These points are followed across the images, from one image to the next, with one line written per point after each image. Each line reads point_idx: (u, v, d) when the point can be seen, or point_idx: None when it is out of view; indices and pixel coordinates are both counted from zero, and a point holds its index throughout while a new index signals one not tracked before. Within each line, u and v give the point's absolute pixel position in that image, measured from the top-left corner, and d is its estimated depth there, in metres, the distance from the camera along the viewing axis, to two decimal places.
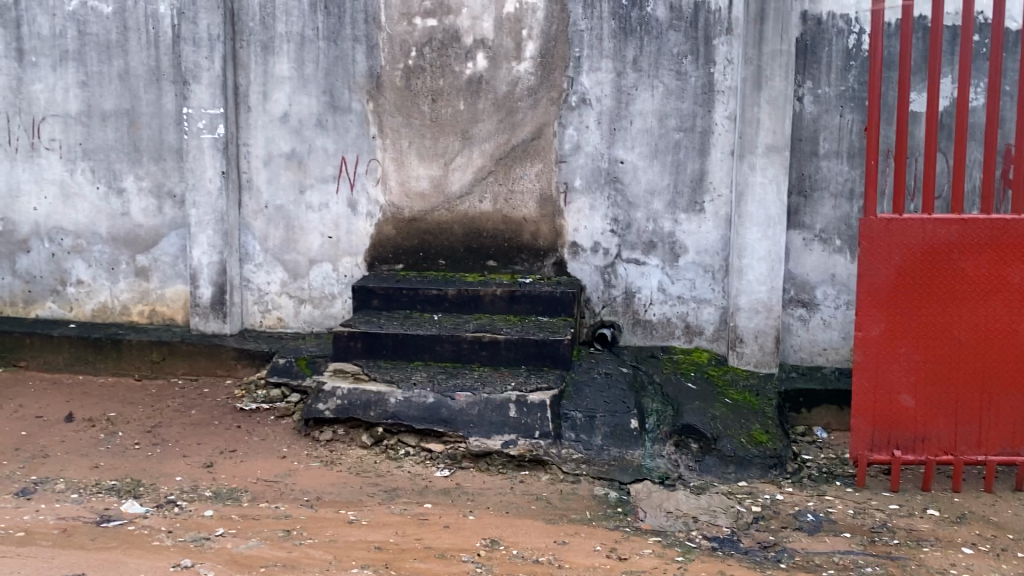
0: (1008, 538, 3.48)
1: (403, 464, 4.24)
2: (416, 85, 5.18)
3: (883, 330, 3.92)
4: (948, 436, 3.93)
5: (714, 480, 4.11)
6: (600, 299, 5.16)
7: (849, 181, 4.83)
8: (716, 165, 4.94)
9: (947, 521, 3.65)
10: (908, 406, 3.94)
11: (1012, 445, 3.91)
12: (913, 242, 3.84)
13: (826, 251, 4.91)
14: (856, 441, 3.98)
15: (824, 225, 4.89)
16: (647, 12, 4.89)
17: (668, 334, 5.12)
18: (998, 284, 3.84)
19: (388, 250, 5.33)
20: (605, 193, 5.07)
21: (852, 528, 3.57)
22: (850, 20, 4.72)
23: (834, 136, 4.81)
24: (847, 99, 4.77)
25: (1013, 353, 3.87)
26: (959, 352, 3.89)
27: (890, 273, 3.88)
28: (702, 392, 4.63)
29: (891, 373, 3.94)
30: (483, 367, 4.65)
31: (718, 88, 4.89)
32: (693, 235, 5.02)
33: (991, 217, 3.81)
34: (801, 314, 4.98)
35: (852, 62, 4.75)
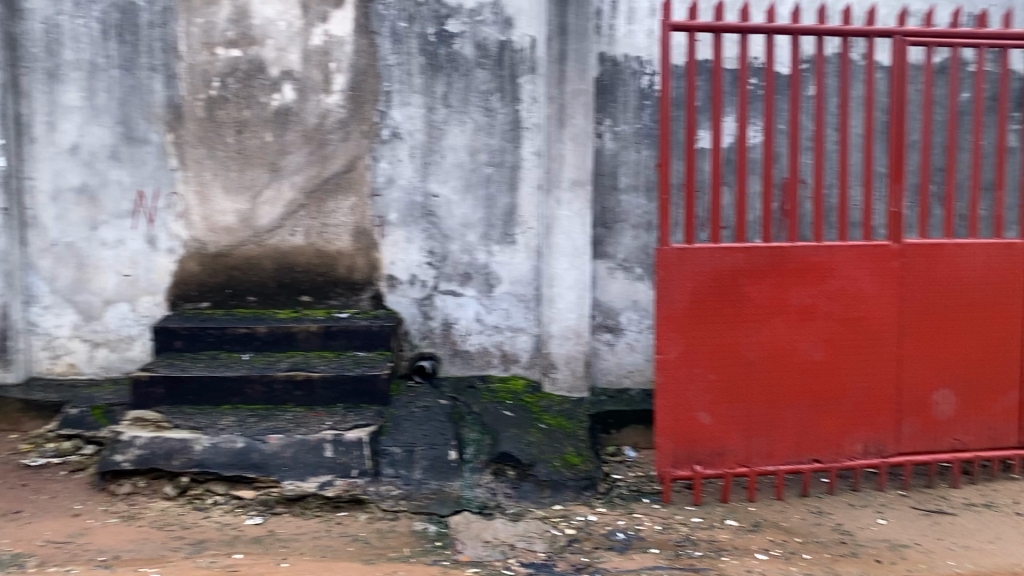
0: (795, 541, 3.76)
1: (211, 514, 4.03)
2: (219, 115, 5.00)
3: (681, 352, 4.15)
4: (742, 449, 4.22)
5: (531, 505, 4.18)
6: (418, 331, 5.14)
7: (647, 213, 5.13)
8: (526, 199, 5.09)
9: (744, 530, 3.90)
10: (706, 422, 4.19)
11: (797, 454, 4.26)
12: (704, 270, 4.12)
13: (628, 279, 5.16)
14: (661, 459, 4.18)
15: (626, 255, 5.15)
16: (454, 49, 4.99)
17: (485, 364, 5.18)
18: (779, 306, 4.19)
19: (192, 287, 5.08)
20: (420, 226, 5.10)
21: (659, 544, 3.74)
22: (643, 62, 5.03)
23: (632, 171, 5.09)
24: (642, 135, 5.06)
25: (794, 369, 4.22)
26: (749, 370, 4.19)
27: (685, 298, 4.13)
28: (519, 419, 4.70)
29: (690, 392, 4.18)
30: (297, 407, 4.51)
31: (524, 125, 5.05)
32: (506, 266, 5.13)
33: (770, 245, 4.16)
34: (608, 339, 5.20)
35: (646, 101, 5.06)
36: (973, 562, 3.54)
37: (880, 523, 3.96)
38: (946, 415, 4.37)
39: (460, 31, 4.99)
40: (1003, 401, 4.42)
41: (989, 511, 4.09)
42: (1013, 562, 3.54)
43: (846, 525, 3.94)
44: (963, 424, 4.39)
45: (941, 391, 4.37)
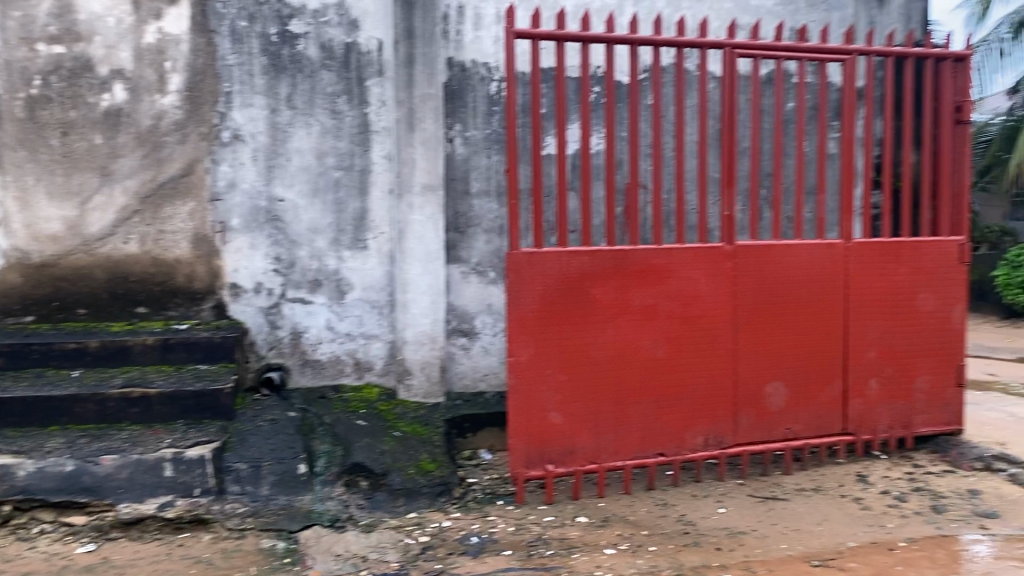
0: (642, 534, 3.89)
1: (37, 544, 3.75)
2: (41, 116, 4.67)
3: (531, 353, 4.20)
4: (591, 446, 4.32)
5: (384, 515, 4.12)
6: (265, 341, 4.98)
7: (499, 218, 5.18)
8: (376, 203, 5.02)
9: (594, 525, 3.99)
10: (556, 422, 4.26)
11: (643, 449, 4.41)
12: (551, 273, 4.19)
13: (482, 283, 5.19)
14: (513, 460, 4.22)
15: (479, 259, 5.17)
16: (298, 50, 4.87)
17: (338, 373, 5.06)
18: (624, 307, 4.32)
19: (14, 300, 4.72)
20: (265, 232, 4.93)
21: (512, 545, 3.78)
22: (491, 68, 5.07)
23: (483, 176, 5.12)
24: (492, 141, 5.10)
25: (639, 367, 4.36)
26: (597, 369, 4.30)
27: (533, 301, 4.18)
28: (371, 428, 4.63)
29: (541, 393, 4.23)
30: (134, 425, 4.28)
31: (373, 128, 4.98)
32: (357, 271, 5.04)
33: (614, 248, 4.29)
34: (463, 343, 5.21)
35: (494, 107, 5.10)
36: (803, 544, 3.76)
37: (720, 512, 4.15)
38: (778, 405, 4.64)
39: (304, 32, 4.87)
40: (828, 390, 4.73)
41: (817, 495, 4.37)
42: (837, 541, 3.79)
43: (689, 516, 4.11)
44: (793, 414, 4.67)
45: (773, 383, 4.63)
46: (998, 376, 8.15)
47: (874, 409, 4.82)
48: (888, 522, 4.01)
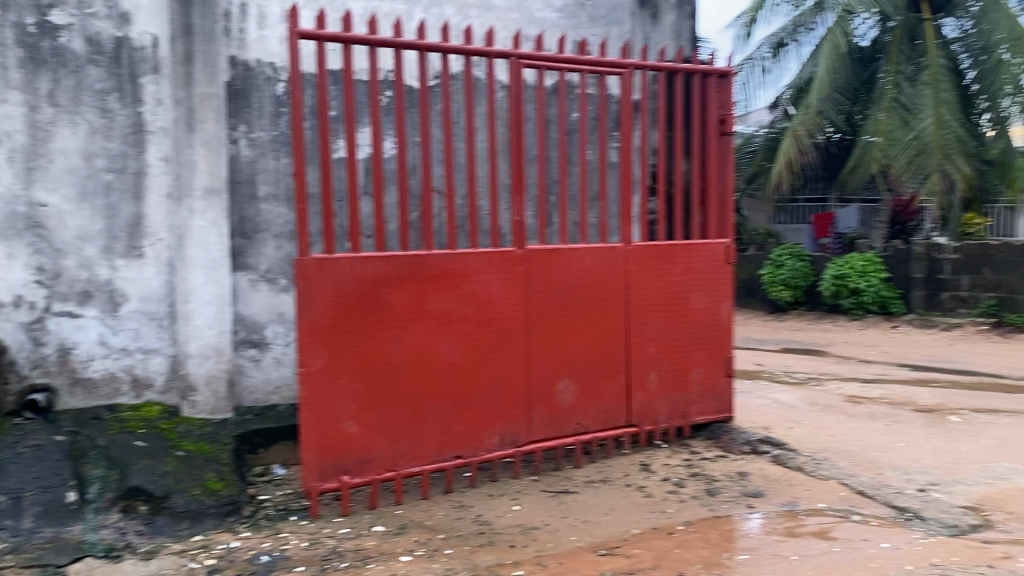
0: (438, 538, 3.90)
1: None
2: None
3: (325, 363, 4.08)
4: (388, 454, 4.27)
5: (166, 540, 3.84)
6: (28, 359, 4.47)
7: (288, 223, 5.04)
8: (154, 208, 4.69)
9: (390, 534, 3.96)
10: (352, 432, 4.17)
11: (440, 453, 4.42)
12: (344, 280, 4.11)
13: (272, 291, 5.03)
14: (307, 474, 4.08)
15: (268, 266, 5.00)
16: (60, 43, 4.46)
17: (114, 391, 4.67)
18: (418, 312, 4.32)
19: None
20: (25, 240, 4.43)
21: (305, 561, 3.67)
22: (277, 69, 4.94)
23: (270, 179, 4.96)
24: (280, 143, 4.96)
25: (434, 371, 4.37)
26: (392, 376, 4.26)
27: (325, 309, 4.08)
28: (152, 449, 4.34)
29: (335, 403, 4.12)
30: None
31: (148, 128, 4.66)
32: (133, 281, 4.68)
33: (406, 253, 4.28)
34: (253, 355, 5.00)
35: (281, 108, 4.96)
36: (591, 534, 3.93)
37: (514, 509, 4.25)
38: (568, 402, 4.82)
39: (68, 24, 4.47)
40: (613, 385, 4.96)
41: (605, 486, 4.57)
42: (622, 529, 3.99)
43: (485, 516, 4.17)
44: (582, 409, 4.87)
45: (563, 381, 4.79)
46: (764, 366, 8.92)
47: (655, 401, 5.12)
48: (668, 507, 4.27)
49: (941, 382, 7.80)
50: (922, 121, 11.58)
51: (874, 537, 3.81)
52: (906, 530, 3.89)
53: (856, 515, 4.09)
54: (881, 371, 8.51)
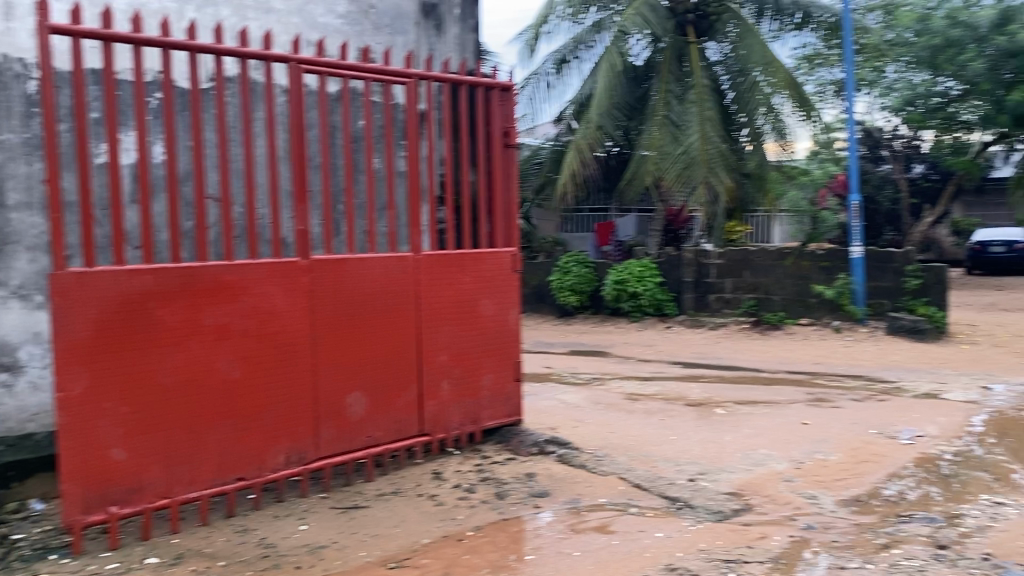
0: (218, 566, 3.70)
1: None
2: None
3: (86, 386, 3.76)
4: (162, 480, 4.00)
5: None
6: None
7: (43, 233, 4.60)
8: None
9: (165, 565, 3.72)
10: (120, 459, 3.86)
11: (220, 476, 4.20)
12: (106, 295, 3.81)
13: (25, 309, 4.56)
14: (68, 508, 3.73)
15: (20, 281, 4.54)
16: None
17: None
18: (192, 327, 4.08)
19: None
20: None
21: None
22: (26, 66, 4.51)
23: (22, 186, 4.51)
24: (32, 147, 4.52)
25: (211, 390, 4.15)
26: (164, 397, 4.00)
27: (86, 328, 3.76)
28: None
29: (101, 429, 3.81)
30: None
31: None
32: None
33: (177, 266, 4.04)
34: (4, 380, 4.51)
35: (33, 109, 4.52)
36: (380, 549, 3.88)
37: (301, 529, 4.12)
38: (357, 415, 4.73)
39: None
40: (403, 396, 4.93)
41: (396, 497, 4.54)
42: (412, 540, 3.98)
43: (269, 538, 4.02)
44: (372, 421, 4.80)
45: (352, 394, 4.70)
46: (552, 368, 9.23)
47: (446, 409, 5.14)
48: (458, 514, 4.30)
49: (708, 377, 8.46)
50: (689, 137, 12.49)
51: (649, 527, 4.04)
52: (678, 518, 4.15)
53: (633, 508, 4.32)
54: (658, 369, 9.08)
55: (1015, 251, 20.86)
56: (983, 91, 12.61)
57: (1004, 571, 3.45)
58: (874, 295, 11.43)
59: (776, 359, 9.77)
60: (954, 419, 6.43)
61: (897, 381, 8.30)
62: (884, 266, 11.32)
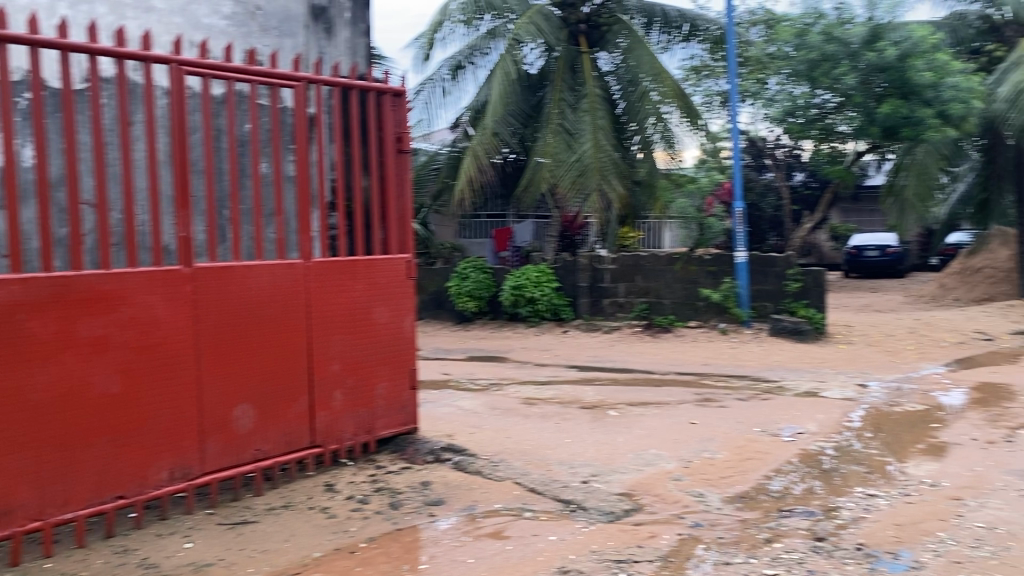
0: None
1: None
2: None
3: None
4: (34, 503, 3.78)
5: None
6: None
7: None
8: None
9: None
10: None
11: (98, 495, 4.00)
12: None
13: None
14: None
15: None
16: None
17: None
18: (67, 340, 3.88)
19: None
20: None
21: None
22: None
23: None
24: None
25: (88, 406, 3.95)
26: (35, 414, 3.78)
27: None
28: None
29: None
30: None
31: None
32: None
33: (49, 275, 3.83)
34: None
35: None
36: (270, 564, 3.78)
37: (187, 547, 3.97)
38: (246, 428, 4.60)
39: None
40: (294, 406, 4.82)
41: (286, 511, 4.43)
42: (303, 554, 3.89)
43: (152, 558, 3.86)
44: (261, 434, 4.67)
45: (240, 406, 4.57)
46: (450, 375, 9.20)
47: (339, 419, 5.06)
48: (351, 525, 4.24)
49: (602, 380, 8.60)
50: (582, 145, 12.75)
51: (543, 531, 4.07)
52: (571, 521, 4.21)
53: (528, 512, 4.35)
54: (554, 373, 9.18)
55: (888, 254, 22.11)
56: (857, 103, 13.04)
57: (876, 559, 3.64)
58: (757, 297, 11.89)
59: (668, 361, 10.03)
60: (832, 415, 6.75)
61: (780, 381, 8.65)
62: (766, 269, 11.82)
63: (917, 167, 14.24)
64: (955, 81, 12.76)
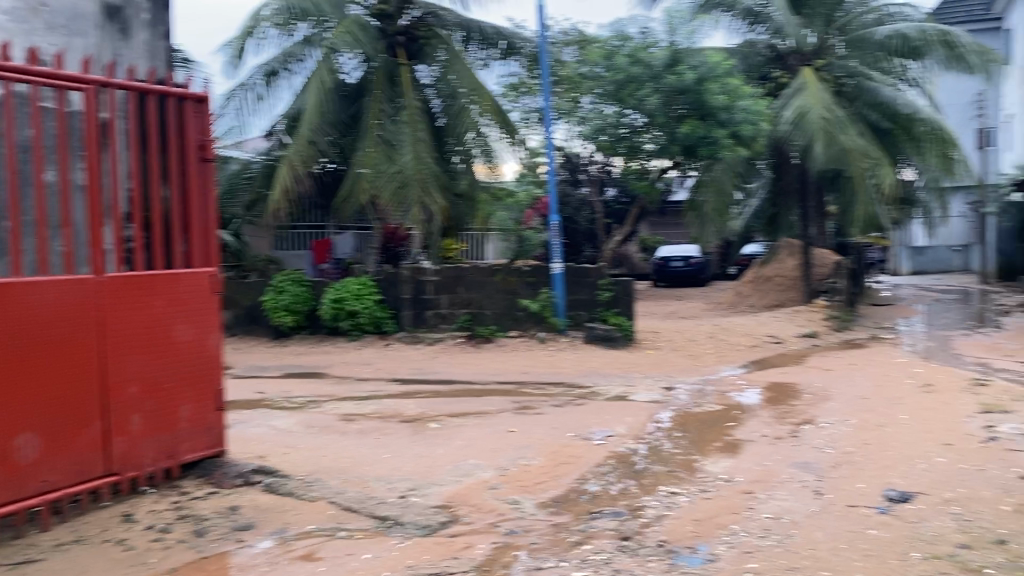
0: None
1: None
2: None
3: None
4: None
5: None
6: None
7: None
8: None
9: None
10: None
11: None
12: None
13: None
14: None
15: None
16: None
17: None
18: None
19: None
20: None
21: None
22: None
23: None
24: None
25: None
26: None
27: None
28: None
29: None
30: None
31: None
32: None
33: None
34: None
35: None
36: None
37: None
38: (30, 458, 4.21)
39: None
40: (86, 433, 4.47)
41: (77, 547, 4.10)
42: None
43: None
44: (49, 464, 4.30)
45: (23, 435, 4.18)
46: (264, 393, 8.85)
47: (138, 444, 4.74)
48: (151, 558, 3.99)
49: (422, 393, 8.58)
50: (403, 156, 12.67)
51: (357, 550, 4.00)
52: (386, 537, 4.16)
53: (342, 531, 4.26)
54: (374, 388, 9.06)
55: (691, 265, 23.55)
56: (660, 124, 13.79)
57: (677, 554, 3.84)
58: (573, 307, 12.37)
59: (487, 371, 10.17)
60: (640, 418, 7.09)
61: (593, 386, 8.98)
62: (580, 280, 12.32)
63: (715, 184, 15.52)
64: (745, 104, 13.85)
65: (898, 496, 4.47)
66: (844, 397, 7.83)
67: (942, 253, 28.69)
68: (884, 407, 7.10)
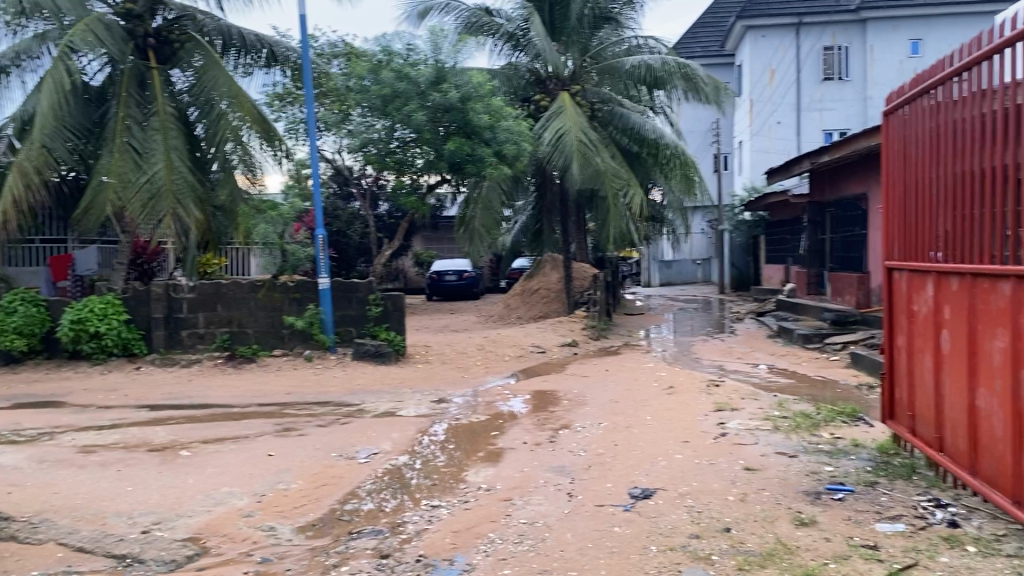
0: None
1: None
2: None
3: None
4: None
5: None
6: None
7: None
8: None
9: None
10: None
11: None
12: None
13: None
14: None
15: None
16: None
17: None
18: None
19: None
20: None
21: None
22: None
23: None
24: None
25: None
26: None
27: None
28: None
29: None
30: None
31: None
32: None
33: None
34: None
35: None
36: None
37: None
38: None
39: None
40: None
41: None
42: None
43: None
44: None
45: None
46: None
47: None
48: None
49: (176, 419, 8.05)
50: (153, 165, 11.89)
51: None
52: None
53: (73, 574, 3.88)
54: (121, 416, 8.37)
55: (463, 279, 23.94)
56: (427, 140, 13.99)
57: (434, 568, 3.87)
58: (341, 323, 12.17)
59: (249, 393, 9.74)
60: (408, 433, 7.09)
61: (360, 404, 8.88)
62: (349, 295, 12.11)
63: (483, 201, 15.91)
64: (508, 124, 14.43)
65: (640, 493, 4.79)
66: (598, 402, 8.28)
67: (687, 266, 31.25)
68: (633, 410, 7.59)
